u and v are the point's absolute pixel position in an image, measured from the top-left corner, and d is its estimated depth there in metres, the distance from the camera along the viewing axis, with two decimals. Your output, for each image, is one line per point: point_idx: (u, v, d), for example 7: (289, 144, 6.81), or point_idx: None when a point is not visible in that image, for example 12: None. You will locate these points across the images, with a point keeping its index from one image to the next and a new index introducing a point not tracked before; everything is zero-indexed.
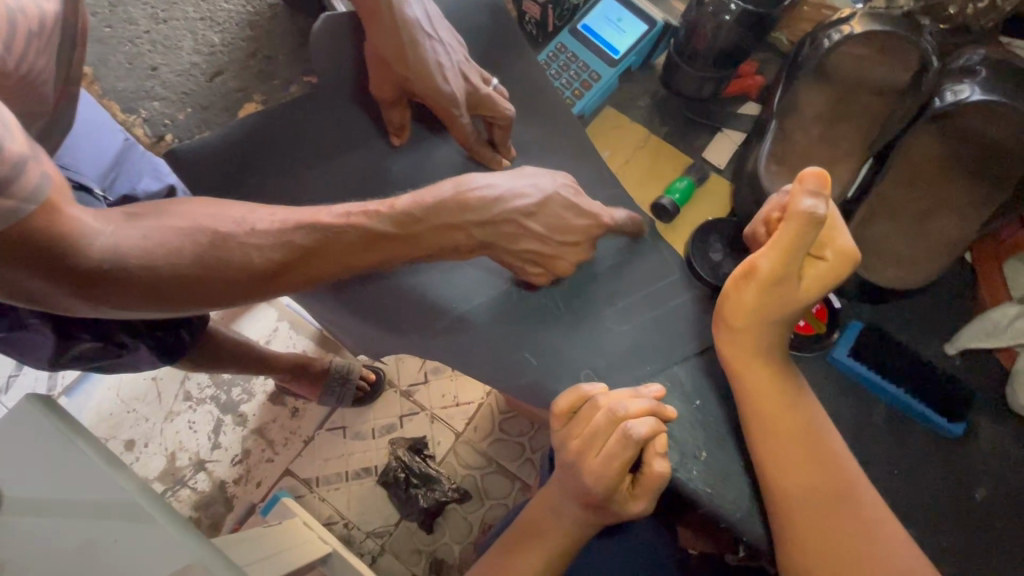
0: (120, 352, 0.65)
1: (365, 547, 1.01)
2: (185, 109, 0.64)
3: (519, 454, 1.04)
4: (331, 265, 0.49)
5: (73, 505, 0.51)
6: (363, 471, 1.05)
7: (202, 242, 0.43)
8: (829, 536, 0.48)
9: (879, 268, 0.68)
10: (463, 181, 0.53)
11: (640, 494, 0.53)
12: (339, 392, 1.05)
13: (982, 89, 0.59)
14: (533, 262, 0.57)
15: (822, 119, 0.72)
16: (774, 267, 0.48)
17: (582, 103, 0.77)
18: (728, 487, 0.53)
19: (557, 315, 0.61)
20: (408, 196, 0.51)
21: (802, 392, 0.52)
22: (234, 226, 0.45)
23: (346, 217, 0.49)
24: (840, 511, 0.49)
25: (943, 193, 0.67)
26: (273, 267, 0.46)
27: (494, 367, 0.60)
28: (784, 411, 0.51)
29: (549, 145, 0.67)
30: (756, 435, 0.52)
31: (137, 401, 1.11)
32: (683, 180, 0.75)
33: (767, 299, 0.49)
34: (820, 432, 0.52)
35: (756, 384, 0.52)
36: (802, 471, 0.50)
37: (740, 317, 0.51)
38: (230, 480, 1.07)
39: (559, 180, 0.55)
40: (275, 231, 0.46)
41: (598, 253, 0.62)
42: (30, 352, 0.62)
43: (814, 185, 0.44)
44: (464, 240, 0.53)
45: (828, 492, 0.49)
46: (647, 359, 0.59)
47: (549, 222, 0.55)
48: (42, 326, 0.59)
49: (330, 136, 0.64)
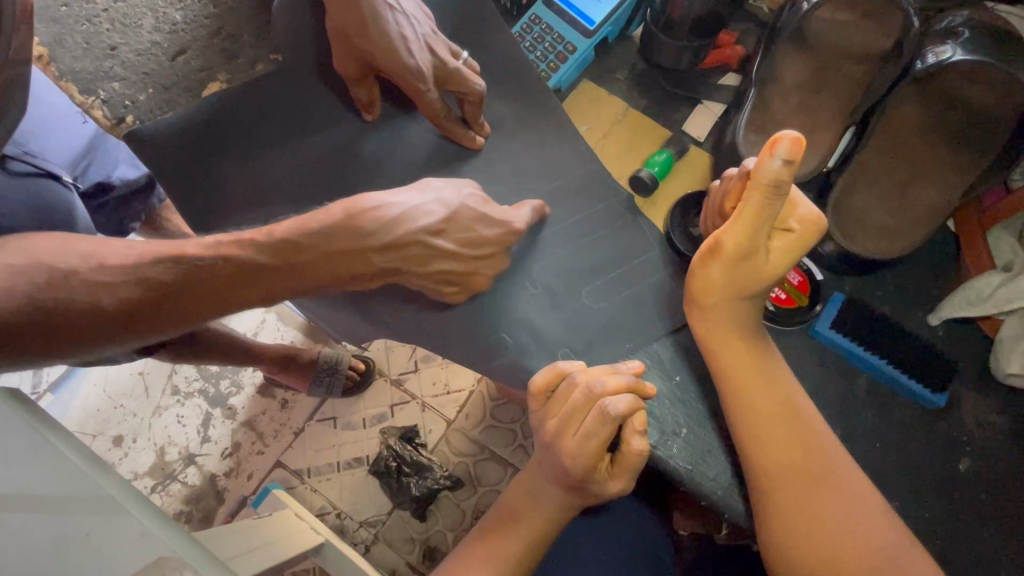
0: None
1: (358, 536, 1.01)
2: (147, 89, 0.57)
3: (511, 441, 1.03)
4: (199, 305, 0.48)
5: (45, 500, 0.50)
6: (354, 462, 1.04)
7: (38, 283, 0.42)
8: (812, 509, 0.47)
9: (858, 237, 0.67)
10: (355, 203, 0.52)
11: (618, 473, 0.52)
12: (328, 382, 1.04)
13: (965, 49, 0.57)
14: (446, 282, 0.56)
15: (801, 89, 0.70)
16: (739, 240, 0.47)
17: (557, 76, 0.75)
18: (709, 464, 0.52)
19: (536, 295, 0.59)
20: (292, 222, 0.51)
21: (781, 366, 0.52)
22: (79, 262, 0.44)
23: (214, 249, 0.48)
24: (821, 485, 0.48)
25: (925, 162, 0.66)
26: (130, 306, 0.45)
27: (473, 350, 0.58)
28: (762, 385, 0.50)
29: (524, 118, 0.65)
30: (735, 411, 0.50)
31: (124, 396, 1.10)
32: (662, 154, 0.74)
33: (733, 274, 0.48)
34: (801, 407, 0.51)
35: (733, 359, 0.51)
36: (783, 446, 0.49)
37: (709, 293, 0.50)
38: (220, 474, 1.06)
39: (466, 190, 0.55)
40: (129, 267, 0.45)
41: (524, 249, 0.61)
42: None
43: (785, 154, 0.41)
44: (363, 268, 0.52)
45: (809, 464, 0.48)
46: (627, 336, 0.58)
47: (457, 237, 0.55)
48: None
49: (299, 115, 0.62)
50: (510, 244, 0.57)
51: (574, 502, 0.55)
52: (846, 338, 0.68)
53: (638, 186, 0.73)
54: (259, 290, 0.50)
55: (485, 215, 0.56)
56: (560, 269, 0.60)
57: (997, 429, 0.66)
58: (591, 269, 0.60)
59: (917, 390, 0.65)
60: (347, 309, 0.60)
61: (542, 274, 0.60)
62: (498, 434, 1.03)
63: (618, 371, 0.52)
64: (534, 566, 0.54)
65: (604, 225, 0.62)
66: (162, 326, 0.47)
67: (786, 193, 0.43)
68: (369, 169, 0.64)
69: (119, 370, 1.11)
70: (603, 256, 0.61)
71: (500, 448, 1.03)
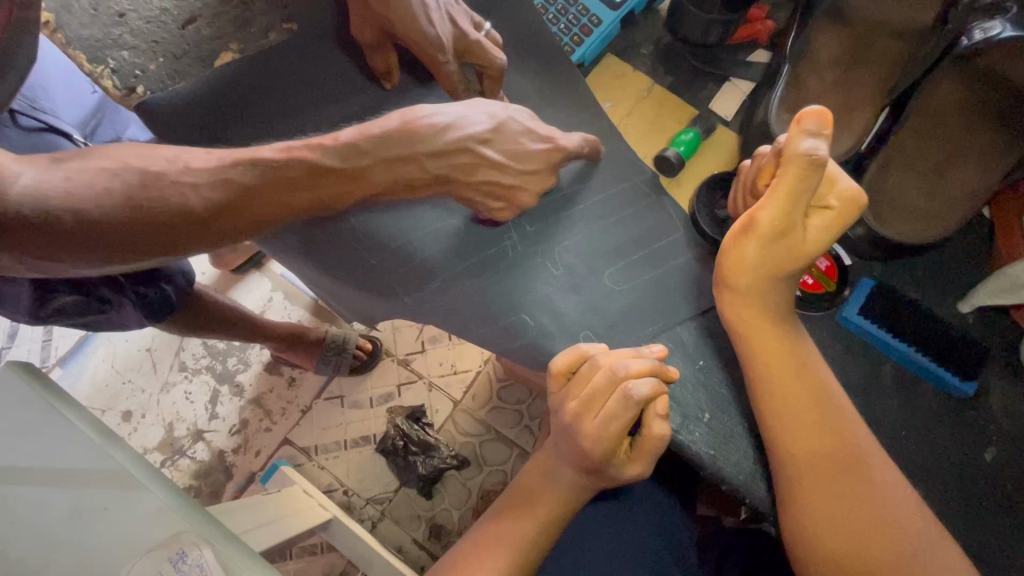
0: (102, 309, 0.66)
1: (366, 513, 1.01)
2: (157, 59, 0.56)
3: (518, 422, 1.03)
4: (268, 210, 0.47)
5: (61, 473, 0.51)
6: (361, 440, 1.05)
7: (132, 183, 0.42)
8: (835, 496, 0.47)
9: (893, 222, 0.65)
10: (410, 112, 0.52)
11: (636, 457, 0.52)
12: (335, 361, 1.04)
13: (1015, 26, 0.52)
14: (492, 196, 0.55)
15: (833, 67, 0.68)
16: (775, 216, 0.46)
17: (582, 49, 0.72)
18: (731, 450, 0.50)
19: (557, 275, 0.58)
20: (354, 129, 0.51)
21: (808, 353, 0.51)
22: (167, 165, 0.44)
23: (287, 153, 0.48)
24: (843, 472, 0.48)
25: (960, 144, 0.64)
26: (212, 209, 0.45)
27: (490, 331, 0.57)
28: (792, 373, 0.49)
29: (548, 93, 0.63)
30: (759, 398, 0.50)
31: (132, 371, 1.11)
32: (688, 133, 0.72)
33: (769, 252, 0.47)
34: (830, 394, 0.50)
35: (758, 346, 0.50)
36: (810, 433, 0.48)
37: (743, 275, 0.49)
38: (229, 450, 1.06)
39: (514, 108, 0.55)
40: (212, 168, 0.45)
41: (573, 177, 0.61)
42: (11, 304, 0.62)
43: (816, 123, 0.42)
44: (420, 173, 0.52)
45: (836, 455, 0.48)
46: (650, 319, 0.56)
47: (504, 149, 0.54)
48: (20, 280, 0.59)
49: (314, 86, 0.60)
50: (555, 162, 0.56)
51: (589, 483, 0.54)
52: (874, 323, 0.67)
53: (662, 165, 0.71)
54: (327, 195, 0.50)
55: (535, 134, 0.55)
56: (581, 250, 0.59)
57: (1016, 418, 0.66)
58: (613, 250, 0.59)
59: (944, 377, 0.65)
60: (363, 289, 0.59)
61: (563, 254, 0.59)
62: (503, 415, 1.04)
63: (642, 355, 0.50)
64: (548, 547, 0.54)
65: (626, 206, 0.60)
66: (236, 231, 0.47)
67: (823, 165, 0.42)
68: None
69: (129, 346, 1.12)
70: (625, 238, 0.59)
71: (505, 428, 1.03)
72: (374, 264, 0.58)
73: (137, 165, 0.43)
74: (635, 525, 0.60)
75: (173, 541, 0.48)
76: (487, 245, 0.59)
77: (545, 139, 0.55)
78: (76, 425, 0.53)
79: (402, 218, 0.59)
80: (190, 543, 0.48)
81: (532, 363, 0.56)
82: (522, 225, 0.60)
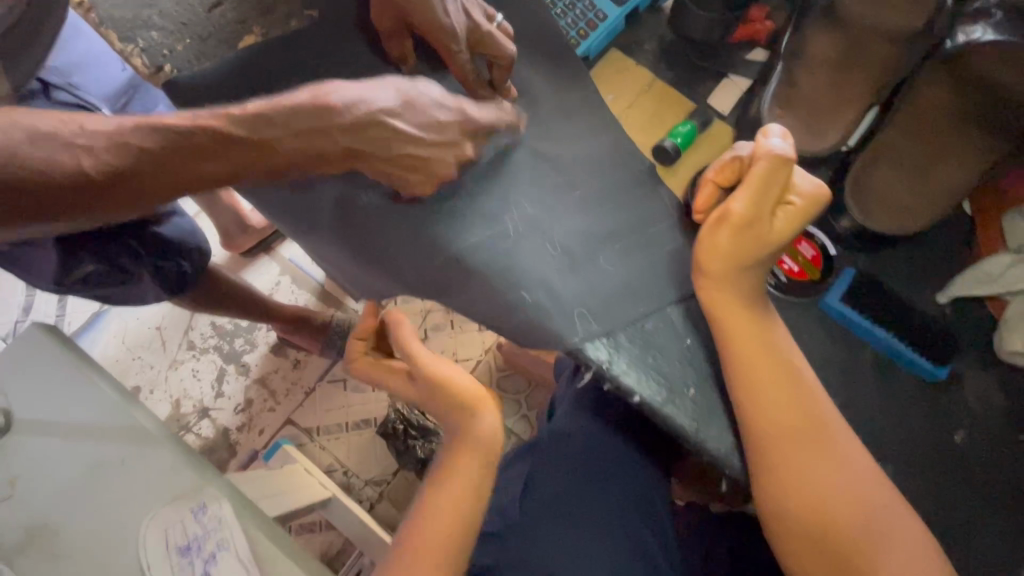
0: (124, 280, 0.70)
1: (364, 493, 1.08)
2: (184, 40, 0.59)
3: (516, 411, 1.11)
4: (173, 177, 0.49)
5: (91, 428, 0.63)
6: (362, 423, 1.11)
7: (19, 139, 0.44)
8: (799, 462, 0.52)
9: (875, 214, 0.77)
10: (320, 89, 0.53)
11: (466, 415, 0.60)
12: (340, 345, 1.09)
13: (996, 30, 0.55)
14: (409, 169, 0.57)
15: (826, 67, 0.73)
16: (747, 204, 0.51)
17: (587, 43, 0.76)
18: (712, 423, 0.54)
19: (554, 256, 0.61)
20: (263, 101, 0.51)
21: (781, 335, 0.55)
22: (66, 127, 0.46)
23: (192, 120, 0.49)
24: (811, 446, 0.52)
25: (944, 145, 0.69)
26: (105, 171, 0.47)
27: (490, 306, 0.59)
28: (767, 349, 0.53)
29: (553, 85, 0.66)
30: (737, 374, 0.53)
31: (141, 348, 1.16)
32: (685, 125, 0.75)
33: (742, 240, 0.51)
34: (801, 374, 0.54)
35: (738, 322, 0.53)
36: (782, 409, 0.52)
37: (717, 259, 0.52)
38: (233, 428, 1.12)
39: (425, 85, 0.57)
40: (107, 132, 0.47)
41: (579, 121, 0.65)
42: (37, 272, 0.66)
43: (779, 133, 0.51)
44: (329, 146, 0.53)
45: (801, 423, 0.52)
46: (642, 300, 0.58)
47: (416, 122, 0.56)
48: (49, 246, 0.62)
49: (327, 66, 0.62)
50: (468, 133, 0.58)
51: (491, 445, 0.60)
52: (852, 308, 0.83)
53: (659, 155, 0.74)
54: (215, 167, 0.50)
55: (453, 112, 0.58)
56: (579, 233, 0.62)
57: None
58: (609, 234, 0.62)
59: (914, 358, 0.81)
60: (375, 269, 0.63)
61: (561, 236, 0.61)
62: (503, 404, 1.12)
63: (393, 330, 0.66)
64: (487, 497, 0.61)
65: (624, 193, 0.63)
66: (129, 205, 0.49)
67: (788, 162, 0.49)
68: None
69: (138, 323, 1.17)
70: (621, 223, 0.62)
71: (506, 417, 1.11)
72: (381, 238, 0.62)
73: (27, 125, 0.45)
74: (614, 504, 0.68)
75: (195, 495, 0.61)
76: (487, 225, 0.61)
77: (456, 112, 0.58)
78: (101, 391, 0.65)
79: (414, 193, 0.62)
80: (210, 497, 0.61)
81: (528, 339, 0.58)
82: (523, 207, 0.62)
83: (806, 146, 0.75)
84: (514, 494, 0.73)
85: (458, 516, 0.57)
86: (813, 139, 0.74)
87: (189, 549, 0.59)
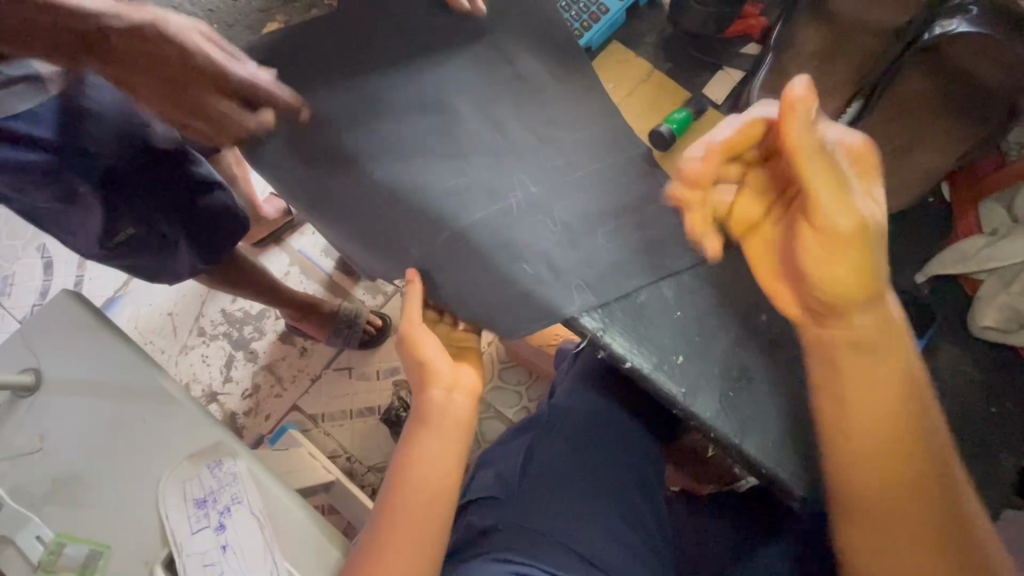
0: (161, 243, 0.82)
1: (366, 479, 1.15)
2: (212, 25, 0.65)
3: (517, 402, 1.24)
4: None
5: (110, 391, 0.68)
6: (366, 410, 1.19)
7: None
8: (901, 529, 0.54)
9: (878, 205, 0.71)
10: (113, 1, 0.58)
11: (428, 385, 0.68)
12: (346, 334, 1.18)
13: (972, 23, 0.55)
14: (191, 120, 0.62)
15: (814, 59, 0.69)
16: (844, 216, 0.47)
17: (590, 34, 0.79)
18: (701, 389, 0.57)
19: (555, 232, 0.64)
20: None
21: (906, 379, 0.52)
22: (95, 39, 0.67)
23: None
24: (914, 489, 0.53)
25: (921, 131, 0.64)
26: None
27: (491, 280, 0.63)
28: (887, 421, 0.52)
29: (558, 72, 0.70)
30: (839, 418, 0.54)
31: (154, 334, 1.27)
32: (680, 111, 0.74)
33: (867, 255, 0.49)
34: (918, 415, 0.52)
35: (844, 383, 0.53)
36: (880, 451, 0.53)
37: (843, 292, 0.50)
38: (240, 412, 1.21)
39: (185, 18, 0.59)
40: None
41: (581, 104, 0.69)
42: (82, 233, 0.77)
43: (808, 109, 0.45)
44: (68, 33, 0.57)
45: (919, 482, 0.53)
46: (636, 274, 0.62)
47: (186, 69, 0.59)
48: (96, 205, 0.74)
49: (344, 46, 0.66)
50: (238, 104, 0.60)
51: (444, 416, 0.67)
52: None
53: (655, 139, 0.73)
54: (73, 41, 0.57)
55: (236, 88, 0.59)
56: (579, 210, 0.65)
57: None
58: (609, 211, 0.65)
59: None
60: (378, 249, 0.68)
61: (562, 213, 0.65)
62: (505, 396, 1.25)
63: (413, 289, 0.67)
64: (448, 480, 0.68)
65: (623, 173, 0.66)
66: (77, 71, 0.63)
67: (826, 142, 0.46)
68: (409, 110, 0.67)
69: (150, 311, 1.28)
70: (620, 201, 0.66)
71: (506, 408, 1.24)
72: (387, 217, 0.66)
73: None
74: (602, 473, 0.73)
75: (212, 452, 0.66)
76: (492, 203, 0.65)
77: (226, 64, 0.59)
78: (123, 354, 0.70)
79: (422, 174, 0.66)
80: (225, 454, 0.66)
81: (504, 320, 0.63)
82: (527, 185, 0.66)
83: None
84: (514, 466, 0.77)
85: (440, 483, 0.65)
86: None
87: (206, 502, 0.64)
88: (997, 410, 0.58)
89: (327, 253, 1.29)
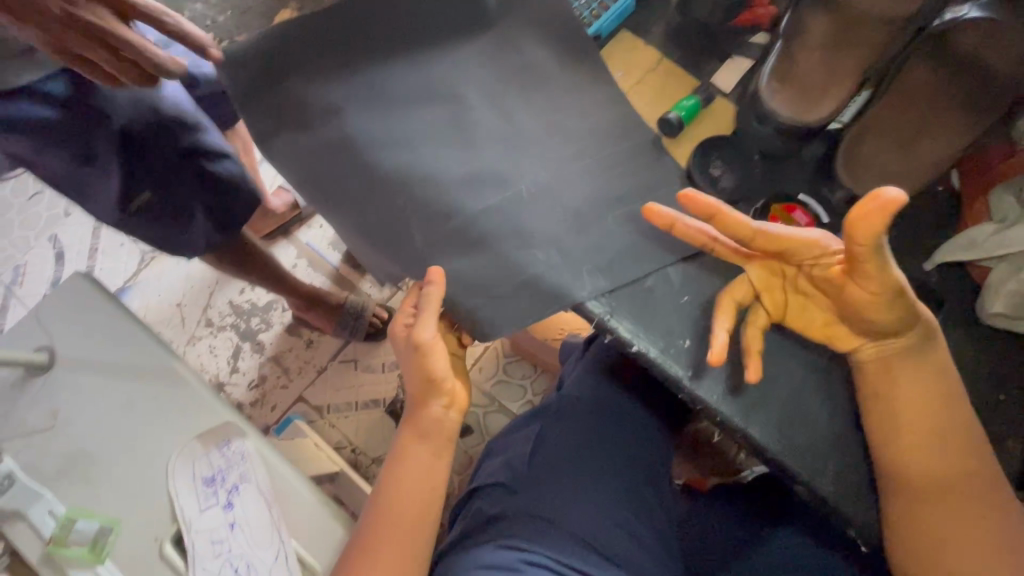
0: (177, 218, 0.85)
1: (370, 471, 1.16)
2: (226, 12, 0.66)
3: (521, 396, 1.25)
4: None
5: (122, 373, 0.70)
6: (371, 403, 1.20)
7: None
8: (948, 535, 0.55)
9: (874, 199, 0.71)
10: None
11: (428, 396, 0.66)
12: (352, 326, 1.18)
13: (983, 7, 0.56)
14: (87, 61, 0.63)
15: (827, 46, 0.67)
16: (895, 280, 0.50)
17: (599, 22, 0.77)
18: (709, 375, 0.58)
19: (565, 218, 0.65)
20: None
21: (941, 381, 0.54)
22: None
23: None
24: (955, 491, 0.54)
25: (929, 118, 0.64)
26: None
27: (498, 266, 0.63)
28: (932, 423, 0.54)
29: (568, 60, 0.70)
30: (887, 422, 0.54)
31: (161, 325, 1.28)
32: (689, 99, 0.73)
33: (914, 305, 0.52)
34: (955, 415, 0.54)
35: (894, 388, 0.54)
36: (926, 455, 0.54)
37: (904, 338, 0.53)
38: (246, 402, 1.22)
39: None
40: None
41: (590, 93, 0.69)
42: (103, 196, 0.80)
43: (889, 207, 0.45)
44: None
45: (960, 484, 0.54)
46: (646, 260, 0.62)
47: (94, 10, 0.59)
48: (113, 167, 0.78)
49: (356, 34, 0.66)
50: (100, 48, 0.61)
51: (438, 432, 0.66)
52: None
53: (663, 126, 0.72)
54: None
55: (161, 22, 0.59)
56: (588, 197, 0.66)
57: None
58: (618, 198, 0.66)
59: None
60: (377, 244, 0.67)
61: (572, 200, 0.66)
62: (510, 389, 1.25)
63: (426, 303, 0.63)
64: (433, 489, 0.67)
65: (631, 161, 0.67)
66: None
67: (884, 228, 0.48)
68: (419, 98, 0.67)
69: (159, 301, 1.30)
70: (629, 189, 0.66)
71: (511, 402, 1.24)
72: (393, 204, 0.66)
73: None
74: (608, 460, 0.73)
75: (222, 431, 0.68)
76: (502, 189, 0.66)
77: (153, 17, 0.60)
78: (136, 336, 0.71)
79: (434, 160, 0.67)
80: (235, 434, 0.68)
81: (509, 310, 0.62)
82: (537, 172, 0.67)
83: (803, 109, 0.68)
84: (525, 451, 0.77)
85: (430, 495, 0.65)
86: (809, 112, 0.68)
87: (214, 480, 0.66)
88: (1004, 396, 0.59)
89: (334, 246, 1.30)
